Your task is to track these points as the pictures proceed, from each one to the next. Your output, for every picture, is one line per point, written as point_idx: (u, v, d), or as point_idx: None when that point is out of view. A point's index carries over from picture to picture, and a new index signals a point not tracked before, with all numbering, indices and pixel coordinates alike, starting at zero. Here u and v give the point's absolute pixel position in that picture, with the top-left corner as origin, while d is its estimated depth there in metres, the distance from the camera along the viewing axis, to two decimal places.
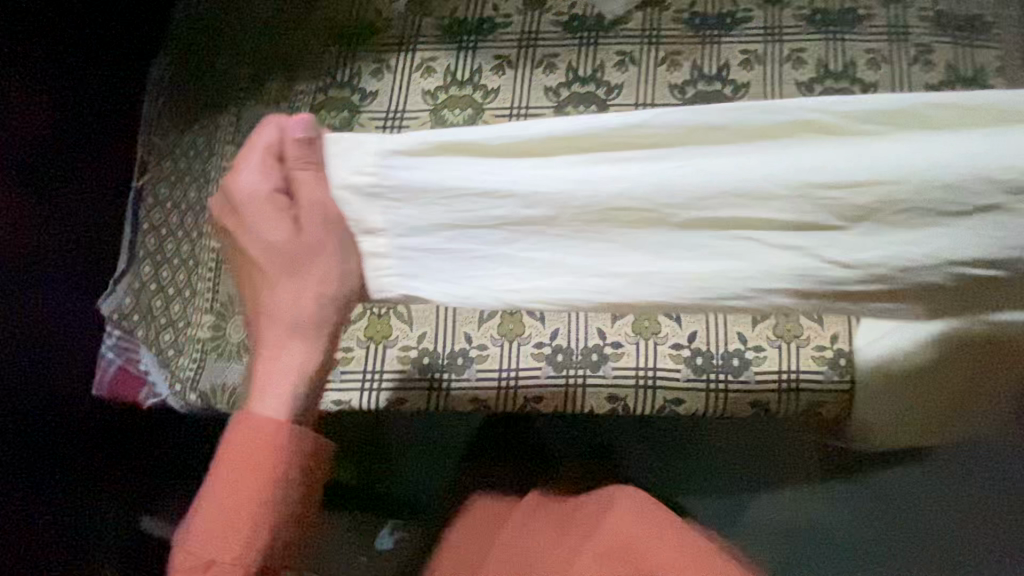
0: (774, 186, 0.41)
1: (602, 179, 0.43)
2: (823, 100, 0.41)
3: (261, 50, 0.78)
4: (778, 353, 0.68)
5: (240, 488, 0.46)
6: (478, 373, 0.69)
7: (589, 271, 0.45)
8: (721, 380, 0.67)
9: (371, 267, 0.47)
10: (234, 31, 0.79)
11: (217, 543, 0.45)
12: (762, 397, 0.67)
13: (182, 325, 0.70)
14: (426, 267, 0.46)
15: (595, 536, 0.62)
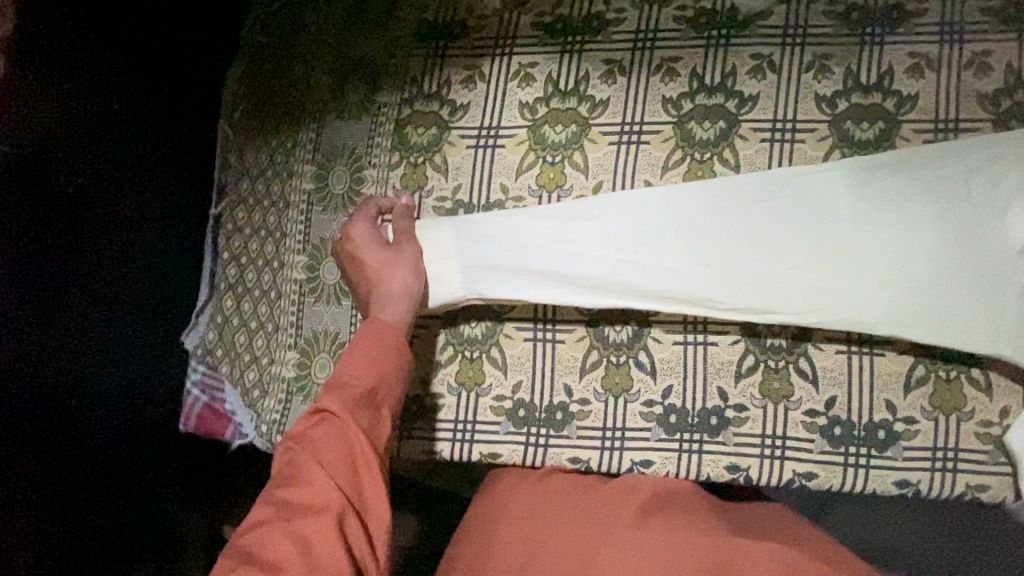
0: (802, 242, 0.60)
1: (685, 236, 0.61)
2: (853, 180, 0.60)
3: (341, 55, 0.70)
4: (933, 427, 0.58)
5: (335, 462, 0.49)
6: (580, 430, 0.63)
7: (649, 295, 0.61)
8: (862, 455, 0.59)
9: (491, 290, 0.63)
10: (311, 32, 0.71)
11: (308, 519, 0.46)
12: (910, 476, 0.58)
13: (266, 362, 0.67)
14: (529, 292, 0.63)
15: (625, 507, 0.55)
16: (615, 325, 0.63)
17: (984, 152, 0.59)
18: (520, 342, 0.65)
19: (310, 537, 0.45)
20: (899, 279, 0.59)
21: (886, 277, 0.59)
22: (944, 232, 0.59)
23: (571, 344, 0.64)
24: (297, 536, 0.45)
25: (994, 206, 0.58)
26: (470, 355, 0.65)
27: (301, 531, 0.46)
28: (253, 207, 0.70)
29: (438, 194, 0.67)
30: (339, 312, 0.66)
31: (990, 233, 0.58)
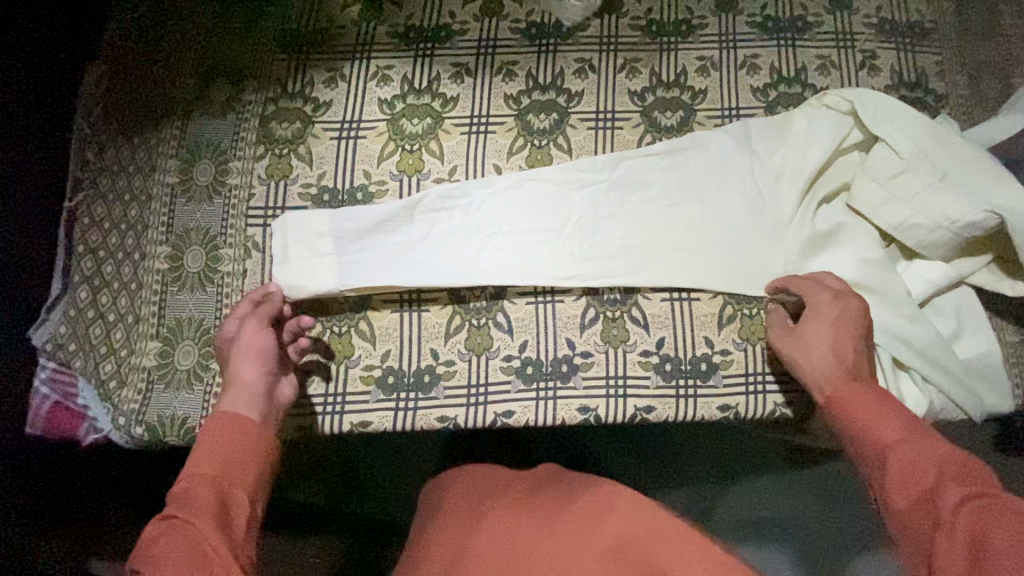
0: (626, 214, 0.71)
1: (528, 214, 0.70)
2: (667, 162, 0.72)
3: (206, 59, 0.74)
4: (744, 356, 0.68)
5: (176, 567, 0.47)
6: (446, 390, 0.67)
7: (504, 267, 0.69)
8: (690, 386, 0.68)
9: (359, 281, 0.67)
10: (175, 38, 0.75)
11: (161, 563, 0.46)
12: (731, 400, 0.67)
13: (125, 354, 0.66)
14: (395, 276, 0.67)
15: (594, 536, 0.58)
16: (474, 291, 0.69)
17: (768, 135, 0.73)
18: (387, 313, 0.68)
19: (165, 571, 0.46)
20: (710, 240, 0.70)
21: (696, 239, 0.70)
22: (741, 198, 0.71)
23: (436, 311, 0.69)
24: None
25: (778, 179, 0.72)
26: (339, 329, 0.68)
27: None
28: (111, 200, 0.70)
29: (303, 182, 0.71)
30: (204, 298, 0.68)
31: (776, 200, 0.71)
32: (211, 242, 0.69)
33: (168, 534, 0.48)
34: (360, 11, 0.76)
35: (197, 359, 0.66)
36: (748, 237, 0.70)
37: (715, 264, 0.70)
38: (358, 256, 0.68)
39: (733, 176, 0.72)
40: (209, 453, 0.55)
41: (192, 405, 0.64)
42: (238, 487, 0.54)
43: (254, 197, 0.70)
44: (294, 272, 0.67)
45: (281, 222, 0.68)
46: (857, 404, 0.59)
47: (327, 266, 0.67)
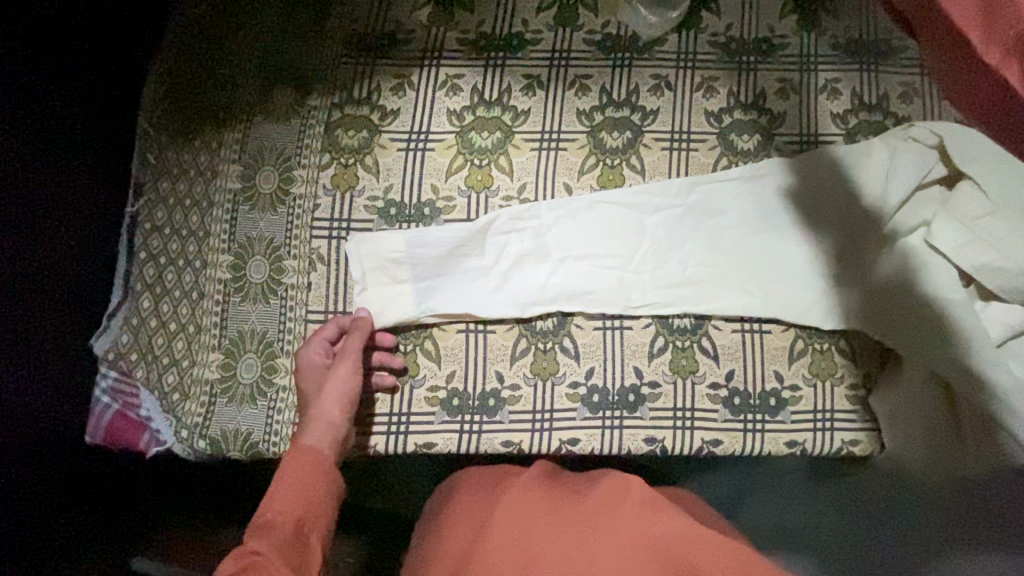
0: (699, 242, 0.69)
1: (600, 239, 0.69)
2: (743, 190, 0.70)
3: (270, 61, 0.71)
4: (814, 393, 0.67)
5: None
6: (511, 415, 0.66)
7: (574, 293, 0.67)
8: (758, 420, 0.67)
9: (433, 304, 0.66)
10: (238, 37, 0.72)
11: None
12: (798, 436, 0.66)
13: (187, 366, 0.64)
14: (467, 299, 0.67)
15: (614, 532, 0.55)
16: (542, 315, 0.67)
17: (849, 164, 0.70)
18: (453, 334, 0.67)
19: None
20: (781, 274, 0.69)
21: (769, 272, 0.69)
22: (814, 231, 0.70)
23: (502, 334, 0.67)
24: None
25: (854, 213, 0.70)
26: (404, 348, 0.66)
27: None
28: (173, 205, 0.68)
29: (370, 194, 0.69)
30: (266, 311, 0.66)
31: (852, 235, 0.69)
32: (274, 253, 0.67)
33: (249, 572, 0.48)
34: (429, 15, 0.73)
35: (259, 373, 0.64)
36: (820, 273, 0.69)
37: (788, 298, 0.68)
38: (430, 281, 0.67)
39: (808, 207, 0.70)
40: (286, 489, 0.55)
41: (255, 421, 0.63)
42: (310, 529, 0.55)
43: (318, 207, 0.68)
44: (365, 294, 0.66)
45: (354, 244, 0.67)
46: None
47: (401, 290, 0.66)
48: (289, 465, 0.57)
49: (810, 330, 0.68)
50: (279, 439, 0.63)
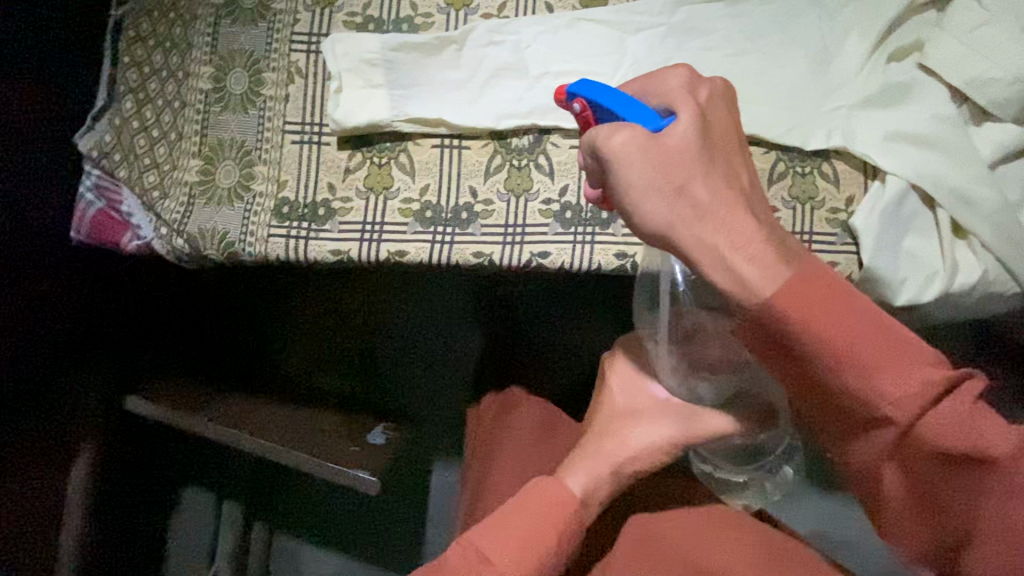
0: (680, 62, 0.68)
1: (579, 56, 0.68)
2: (729, 9, 0.68)
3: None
4: (793, 216, 0.66)
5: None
6: (484, 227, 0.66)
7: (551, 108, 0.66)
8: None
9: (411, 113, 0.66)
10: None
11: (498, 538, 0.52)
12: None
13: (168, 169, 0.66)
14: (444, 110, 0.66)
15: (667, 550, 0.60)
16: (518, 131, 0.67)
17: None
18: (427, 148, 0.67)
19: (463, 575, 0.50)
20: (767, 93, 0.67)
21: (754, 91, 0.67)
22: (803, 50, 0.67)
23: (477, 150, 0.67)
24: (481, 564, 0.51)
25: (845, 33, 0.67)
26: (379, 160, 0.66)
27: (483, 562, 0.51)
28: (156, 17, 0.69)
29: (349, 10, 0.68)
30: (245, 120, 0.67)
31: (842, 56, 0.67)
32: (254, 65, 0.68)
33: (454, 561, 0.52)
34: None
35: (238, 178, 0.66)
36: (810, 92, 0.67)
37: (771, 116, 0.66)
38: (404, 90, 0.66)
39: (800, 27, 0.68)
40: (528, 505, 0.54)
41: (232, 222, 0.65)
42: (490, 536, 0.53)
43: (298, 21, 0.68)
44: (341, 98, 0.65)
45: (330, 49, 0.66)
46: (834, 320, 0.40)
47: (377, 95, 0.66)
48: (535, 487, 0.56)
49: (795, 153, 0.66)
50: (254, 240, 0.64)
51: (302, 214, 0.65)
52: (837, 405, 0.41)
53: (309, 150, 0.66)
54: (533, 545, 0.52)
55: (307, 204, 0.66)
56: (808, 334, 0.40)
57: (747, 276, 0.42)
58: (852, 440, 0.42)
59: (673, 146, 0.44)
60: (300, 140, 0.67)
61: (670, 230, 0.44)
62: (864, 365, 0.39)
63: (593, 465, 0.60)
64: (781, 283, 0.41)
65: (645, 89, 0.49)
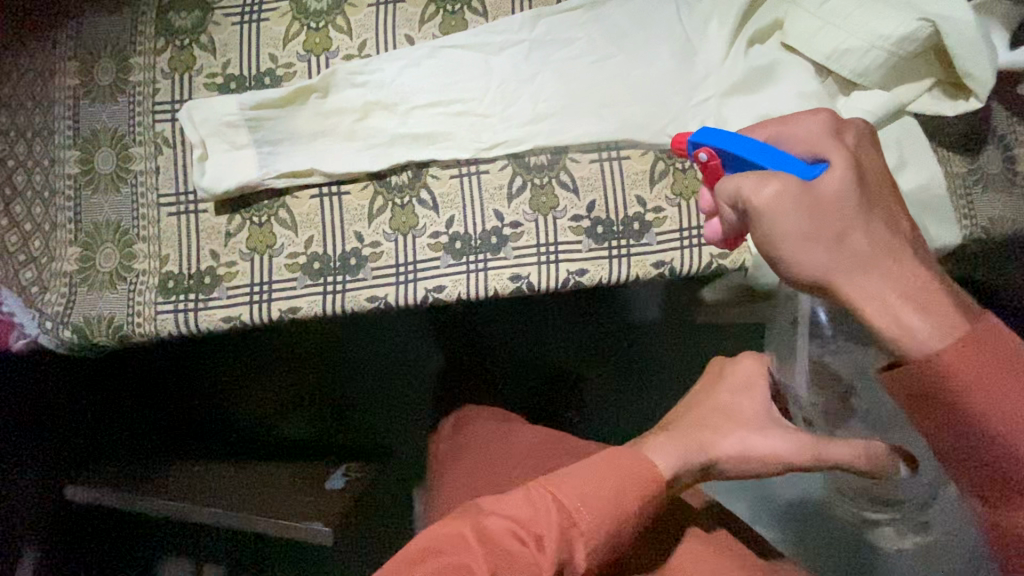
0: (550, 74, 0.67)
1: (446, 84, 0.67)
2: (588, 14, 0.68)
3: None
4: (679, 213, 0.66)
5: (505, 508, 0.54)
6: (374, 270, 0.65)
7: (425, 141, 0.66)
8: (622, 246, 0.66)
9: (287, 168, 0.65)
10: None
11: (574, 488, 0.55)
12: (667, 257, 0.66)
13: (47, 261, 0.65)
14: (320, 159, 0.65)
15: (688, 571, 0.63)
16: (396, 168, 0.66)
17: None
18: (306, 200, 0.66)
19: (522, 528, 0.52)
20: (637, 94, 0.67)
21: (624, 93, 0.67)
22: (667, 46, 0.67)
23: (356, 194, 0.66)
24: (538, 529, 0.53)
25: (705, 24, 0.68)
26: (259, 220, 0.66)
27: (539, 530, 0.52)
28: (15, 106, 0.68)
29: (209, 73, 0.68)
30: (118, 200, 0.66)
31: (704, 46, 0.67)
32: (119, 141, 0.67)
33: (510, 501, 0.55)
34: None
35: (117, 260, 0.65)
36: (679, 86, 0.67)
37: (644, 116, 0.66)
38: (274, 147, 0.65)
39: (660, 22, 0.68)
40: (600, 470, 0.57)
41: (117, 305, 0.64)
42: (566, 490, 0.55)
43: (159, 91, 0.67)
44: (204, 167, 0.64)
45: (189, 126, 0.65)
46: (987, 366, 0.40)
47: (241, 158, 0.64)
48: (612, 454, 0.59)
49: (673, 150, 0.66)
50: (144, 319, 0.64)
51: (188, 286, 0.65)
52: (1006, 467, 0.40)
53: (189, 220, 0.66)
54: (598, 506, 0.54)
55: (193, 274, 0.65)
56: (988, 398, 0.40)
57: (914, 322, 0.43)
58: (1011, 504, 0.41)
59: (826, 195, 0.46)
60: (177, 211, 0.66)
61: (829, 277, 0.46)
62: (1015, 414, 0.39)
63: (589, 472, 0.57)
64: (956, 335, 0.41)
65: (782, 135, 0.51)
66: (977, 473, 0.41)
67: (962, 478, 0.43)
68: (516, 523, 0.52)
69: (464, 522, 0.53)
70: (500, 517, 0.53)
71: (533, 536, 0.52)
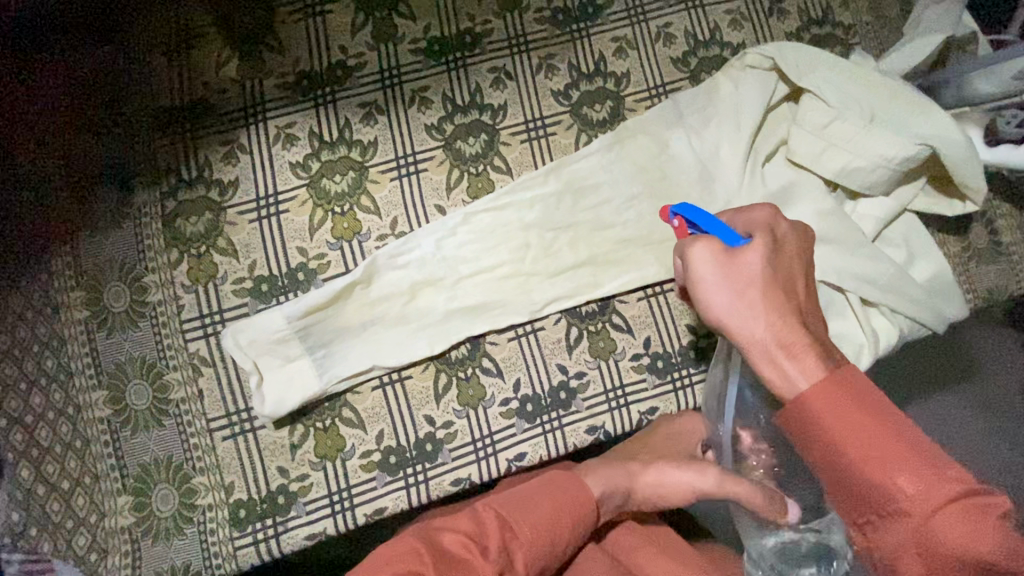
0: (709, 182, 0.70)
1: (612, 207, 0.69)
2: (733, 115, 0.70)
3: (210, 124, 0.66)
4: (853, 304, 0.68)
5: (529, 501, 0.51)
6: (586, 401, 0.66)
7: (606, 268, 0.68)
8: None
9: (478, 319, 0.65)
10: (137, 116, 0.66)
11: (537, 501, 0.51)
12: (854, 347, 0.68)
13: (247, 465, 0.61)
14: (509, 304, 0.66)
15: None
16: (584, 299, 0.68)
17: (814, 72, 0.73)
18: (506, 344, 0.66)
19: (518, 534, 0.49)
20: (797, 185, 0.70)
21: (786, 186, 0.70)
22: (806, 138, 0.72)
23: (552, 328, 0.67)
24: (532, 522, 0.49)
25: None
26: (465, 374, 0.65)
27: (539, 526, 0.49)
28: (172, 305, 0.63)
29: (378, 234, 0.66)
30: None
31: None
32: None
33: (535, 484, 0.53)
34: (371, 34, 0.69)
35: (328, 447, 0.62)
36: None
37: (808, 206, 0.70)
38: (463, 301, 0.65)
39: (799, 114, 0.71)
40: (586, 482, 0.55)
41: (343, 497, 0.62)
42: (517, 497, 0.51)
43: (330, 262, 0.65)
44: (380, 343, 0.63)
45: (289, 325, 0.61)
46: (839, 418, 0.37)
47: (412, 328, 0.64)
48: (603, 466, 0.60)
49: None
50: (374, 503, 0.62)
51: (411, 459, 0.63)
52: (886, 514, 0.36)
53: (394, 393, 0.64)
54: (542, 520, 0.50)
55: (412, 445, 0.63)
56: (857, 449, 0.37)
57: (788, 371, 0.40)
58: (869, 524, 0.38)
59: (744, 269, 0.44)
60: (380, 383, 0.64)
61: (727, 322, 0.44)
62: (869, 467, 0.36)
63: (617, 471, 0.59)
64: (818, 376, 0.39)
65: (736, 218, 0.49)
66: (844, 489, 0.38)
67: (826, 480, 0.40)
68: (492, 520, 0.49)
69: (484, 510, 0.50)
70: (472, 524, 0.49)
71: (485, 544, 0.47)
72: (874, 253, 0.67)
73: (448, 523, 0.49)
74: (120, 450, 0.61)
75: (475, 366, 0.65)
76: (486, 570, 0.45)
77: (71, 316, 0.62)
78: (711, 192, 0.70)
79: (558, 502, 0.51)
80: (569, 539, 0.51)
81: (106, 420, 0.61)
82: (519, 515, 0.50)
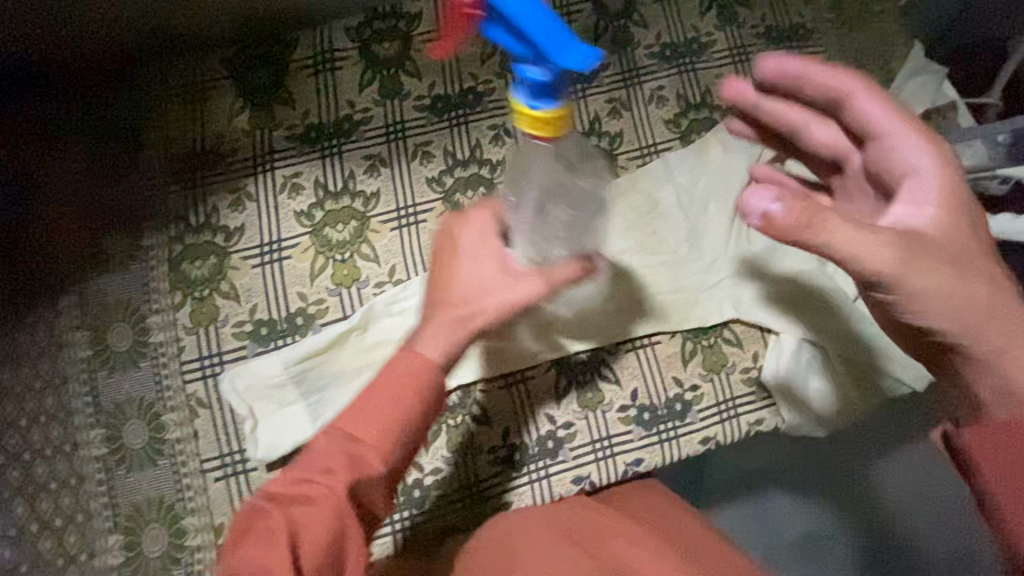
0: (698, 239, 0.73)
1: (605, 259, 0.71)
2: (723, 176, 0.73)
3: (219, 170, 0.69)
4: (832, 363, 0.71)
5: (381, 399, 0.51)
6: (573, 451, 0.68)
7: (595, 320, 0.70)
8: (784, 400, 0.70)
9: (470, 367, 0.67)
10: (148, 162, 0.69)
11: (388, 399, 0.51)
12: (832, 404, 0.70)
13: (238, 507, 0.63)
14: (501, 353, 0.68)
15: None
16: (574, 350, 0.69)
17: None
18: (496, 393, 0.68)
19: (367, 444, 0.49)
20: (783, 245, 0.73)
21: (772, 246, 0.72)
22: None
23: (542, 378, 0.69)
24: (353, 433, 0.49)
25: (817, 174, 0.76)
26: (455, 421, 0.67)
27: (371, 443, 0.49)
28: (172, 346, 0.65)
29: (375, 282, 0.68)
30: None
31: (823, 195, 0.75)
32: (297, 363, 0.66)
33: (392, 369, 0.52)
34: (378, 91, 0.73)
35: None
36: None
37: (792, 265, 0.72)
38: None
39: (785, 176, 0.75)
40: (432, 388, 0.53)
41: None
42: (358, 417, 0.50)
43: (329, 308, 0.67)
44: None
45: (286, 369, 0.63)
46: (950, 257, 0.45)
47: None
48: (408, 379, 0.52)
49: None
50: None
51: (398, 505, 0.64)
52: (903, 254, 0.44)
53: None
54: (401, 410, 0.50)
55: (400, 491, 0.65)
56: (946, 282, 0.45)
57: (924, 276, 0.45)
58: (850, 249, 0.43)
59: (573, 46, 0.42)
60: None
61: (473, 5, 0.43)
62: (916, 249, 0.44)
63: (399, 384, 0.51)
64: (976, 274, 0.46)
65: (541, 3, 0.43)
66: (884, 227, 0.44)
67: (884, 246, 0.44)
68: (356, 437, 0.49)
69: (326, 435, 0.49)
70: (333, 440, 0.49)
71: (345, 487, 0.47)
72: (854, 312, 0.70)
73: (305, 470, 0.48)
74: (114, 488, 0.62)
75: (465, 414, 0.67)
76: (335, 491, 0.46)
77: (74, 355, 0.64)
78: (699, 249, 0.73)
79: (414, 394, 0.51)
80: (412, 429, 0.51)
81: (103, 458, 0.62)
82: (372, 432, 0.49)
